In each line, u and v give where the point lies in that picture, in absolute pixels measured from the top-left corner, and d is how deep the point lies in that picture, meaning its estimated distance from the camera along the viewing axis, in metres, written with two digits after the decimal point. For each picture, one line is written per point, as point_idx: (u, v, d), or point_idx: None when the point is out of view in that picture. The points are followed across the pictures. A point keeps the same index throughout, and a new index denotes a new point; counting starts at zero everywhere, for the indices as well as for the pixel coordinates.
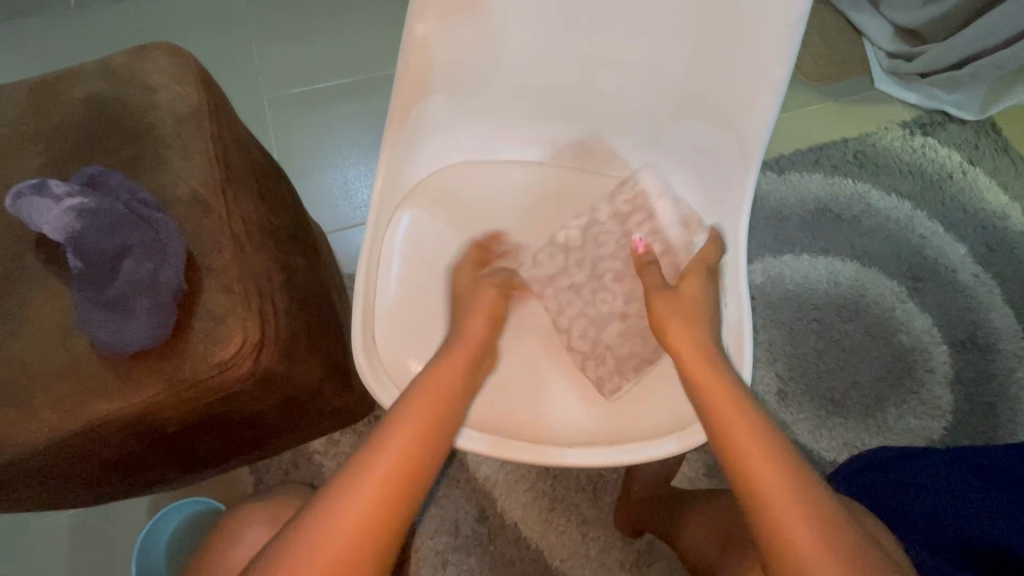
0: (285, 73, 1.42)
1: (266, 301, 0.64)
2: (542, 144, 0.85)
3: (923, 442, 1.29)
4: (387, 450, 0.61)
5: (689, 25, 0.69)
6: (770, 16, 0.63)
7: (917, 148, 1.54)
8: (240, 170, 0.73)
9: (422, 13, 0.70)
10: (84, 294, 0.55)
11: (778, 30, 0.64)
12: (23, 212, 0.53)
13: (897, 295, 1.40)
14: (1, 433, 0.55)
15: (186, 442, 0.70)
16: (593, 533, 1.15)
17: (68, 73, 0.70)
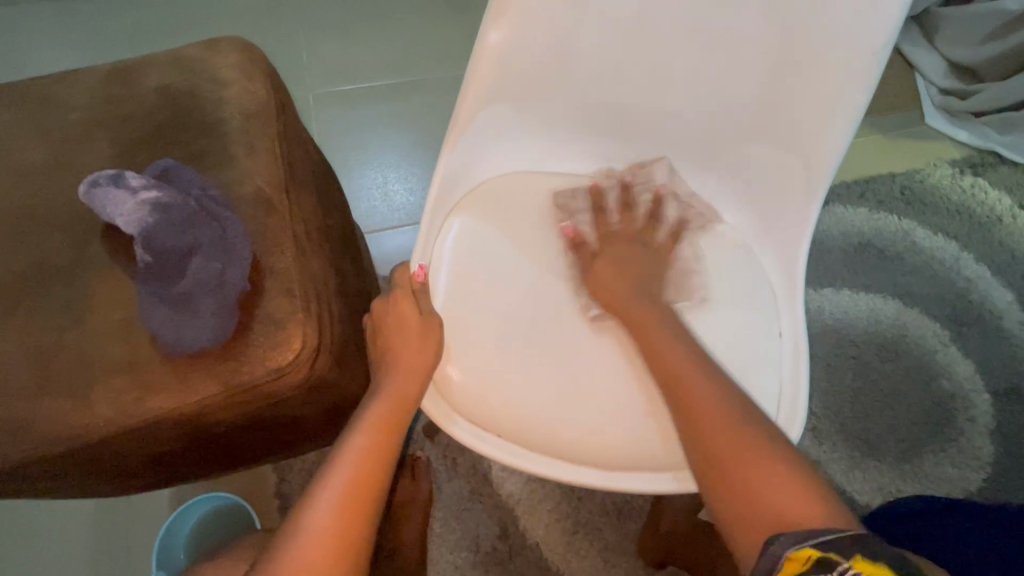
0: (332, 70, 1.41)
1: (323, 306, 0.63)
2: (596, 159, 0.81)
3: (960, 493, 1.24)
4: (345, 461, 0.60)
5: (775, 49, 0.65)
6: (858, 44, 0.62)
7: (966, 188, 1.50)
8: (300, 170, 0.72)
9: (496, 20, 0.65)
10: (149, 289, 0.54)
11: (864, 59, 0.62)
12: (97, 203, 0.53)
13: (939, 338, 1.36)
14: (57, 424, 0.54)
15: (226, 442, 0.69)
16: (615, 560, 1.12)
17: (140, 62, 0.70)
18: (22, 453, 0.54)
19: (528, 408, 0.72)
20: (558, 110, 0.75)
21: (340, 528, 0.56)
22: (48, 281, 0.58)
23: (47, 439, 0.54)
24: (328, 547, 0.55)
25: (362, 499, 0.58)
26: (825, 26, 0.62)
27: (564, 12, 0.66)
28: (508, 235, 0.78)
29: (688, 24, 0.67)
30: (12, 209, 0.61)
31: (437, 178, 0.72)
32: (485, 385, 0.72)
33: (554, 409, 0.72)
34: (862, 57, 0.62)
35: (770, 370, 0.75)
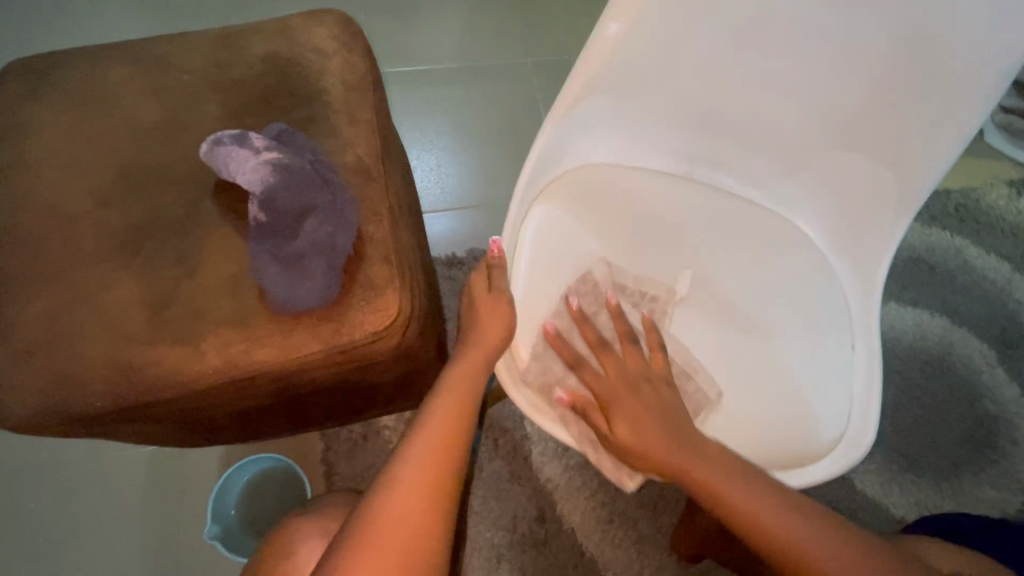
0: (394, 51, 1.42)
1: (414, 278, 0.64)
2: (676, 156, 0.81)
3: (998, 514, 1.23)
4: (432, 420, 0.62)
5: (887, 58, 0.62)
6: (977, 63, 0.58)
7: (1023, 210, 1.46)
8: (391, 143, 0.74)
9: (616, 11, 0.66)
10: (262, 246, 0.57)
11: (981, 80, 0.58)
12: (219, 159, 0.57)
13: (986, 358, 1.34)
14: (167, 369, 0.57)
15: (306, 402, 0.71)
16: (648, 552, 1.13)
17: (247, 29, 0.72)
18: (132, 395, 0.57)
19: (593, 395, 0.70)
20: (654, 103, 0.75)
21: (428, 481, 0.58)
22: (164, 234, 0.60)
23: (156, 383, 0.57)
24: (419, 497, 0.57)
25: (446, 456, 0.60)
26: (947, 40, 0.58)
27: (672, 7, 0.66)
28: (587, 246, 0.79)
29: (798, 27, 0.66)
30: (130, 163, 0.64)
31: (529, 157, 0.72)
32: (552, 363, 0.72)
33: None
34: (981, 79, 0.58)
35: (843, 384, 0.71)
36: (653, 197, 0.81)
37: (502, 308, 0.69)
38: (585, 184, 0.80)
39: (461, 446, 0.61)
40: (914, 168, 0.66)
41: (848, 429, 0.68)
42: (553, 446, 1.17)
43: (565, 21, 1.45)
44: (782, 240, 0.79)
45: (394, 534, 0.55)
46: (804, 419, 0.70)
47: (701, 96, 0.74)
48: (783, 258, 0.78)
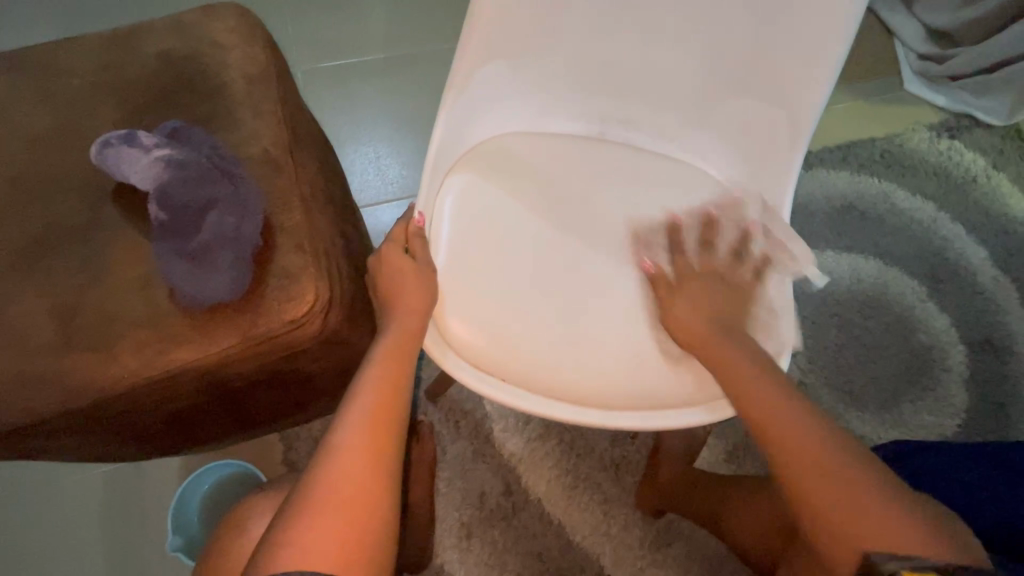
0: (319, 44, 1.40)
1: (333, 263, 0.65)
2: (588, 119, 0.83)
3: (937, 439, 1.31)
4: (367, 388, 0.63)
5: None
6: None
7: (943, 150, 1.53)
8: (302, 132, 0.73)
9: None
10: (166, 245, 0.57)
11: (844, 7, 0.63)
12: (111, 161, 0.56)
13: (917, 294, 1.41)
14: (83, 377, 0.57)
15: (241, 398, 0.72)
16: (614, 512, 1.16)
17: (140, 28, 0.71)
18: (50, 406, 0.57)
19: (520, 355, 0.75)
20: (554, 68, 0.77)
21: (368, 444, 0.59)
22: (66, 242, 0.60)
23: (74, 391, 0.57)
24: (361, 460, 0.58)
25: (384, 421, 0.62)
26: None
27: None
28: (506, 212, 0.80)
29: None
30: (26, 173, 0.63)
31: (437, 130, 0.74)
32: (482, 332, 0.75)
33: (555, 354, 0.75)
34: (844, 7, 0.63)
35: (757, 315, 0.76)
36: (569, 160, 0.82)
37: (427, 275, 0.72)
38: (500, 151, 0.82)
39: (400, 407, 0.63)
40: (801, 100, 0.70)
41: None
42: (513, 421, 1.20)
43: None
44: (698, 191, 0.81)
45: (339, 496, 0.56)
46: None
47: (600, 55, 0.76)
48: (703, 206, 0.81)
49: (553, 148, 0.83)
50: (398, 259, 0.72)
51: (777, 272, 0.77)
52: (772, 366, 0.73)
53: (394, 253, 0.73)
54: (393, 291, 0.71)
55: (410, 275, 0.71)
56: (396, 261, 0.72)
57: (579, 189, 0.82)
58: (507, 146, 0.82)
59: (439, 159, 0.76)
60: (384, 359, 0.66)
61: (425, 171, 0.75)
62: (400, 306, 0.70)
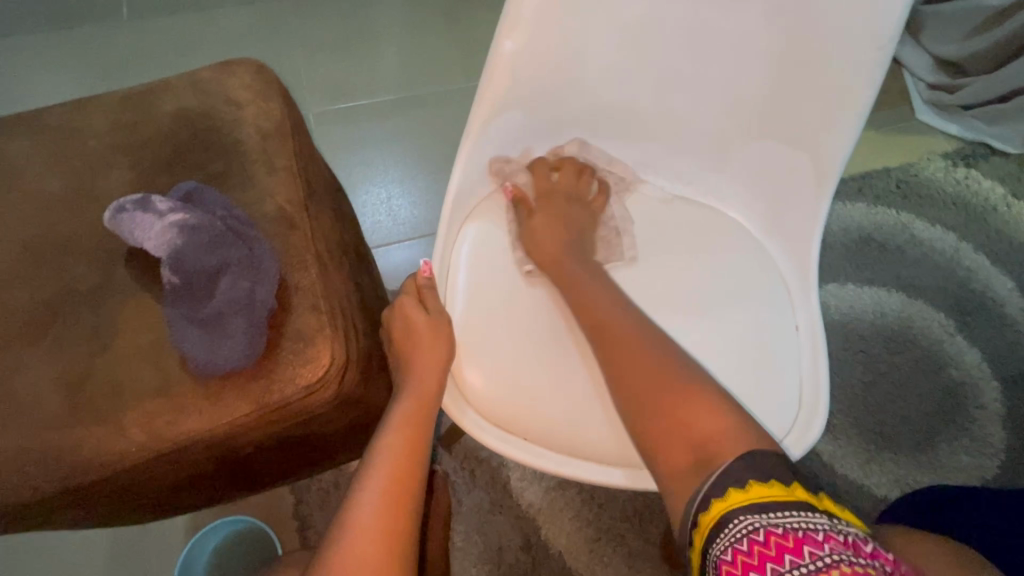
0: (330, 89, 1.40)
1: (349, 322, 0.63)
2: (607, 163, 0.82)
3: (977, 481, 1.24)
4: (378, 462, 0.60)
5: (782, 41, 0.65)
6: (862, 37, 0.61)
7: (960, 180, 1.50)
8: (316, 185, 0.72)
9: (508, 28, 0.66)
10: (178, 311, 0.55)
11: (870, 54, 0.61)
12: (124, 227, 0.55)
13: (944, 328, 1.37)
14: (89, 451, 0.55)
15: (251, 462, 0.69)
16: (639, 566, 1.10)
17: (156, 87, 0.71)
18: (52, 483, 0.54)
19: (541, 409, 0.71)
20: (570, 115, 0.76)
21: (384, 526, 0.56)
22: (76, 309, 0.59)
23: (79, 466, 0.55)
24: (375, 543, 0.55)
25: (398, 498, 0.58)
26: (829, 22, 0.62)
27: (571, 14, 0.66)
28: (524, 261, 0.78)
29: (693, 24, 0.67)
30: (37, 236, 0.62)
31: (451, 180, 0.73)
32: (500, 385, 0.72)
33: (577, 410, 0.72)
34: (868, 52, 0.62)
35: (787, 366, 0.73)
36: (589, 206, 0.81)
37: (443, 327, 0.69)
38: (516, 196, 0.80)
39: (416, 479, 0.60)
40: (826, 144, 0.68)
41: (799, 417, 0.69)
42: (531, 469, 1.15)
43: None
44: (719, 238, 0.79)
45: None
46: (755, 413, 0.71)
47: (616, 100, 0.74)
48: (727, 252, 0.78)
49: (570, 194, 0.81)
50: (413, 312, 0.70)
51: (808, 319, 0.73)
52: (809, 421, 0.69)
53: (410, 307, 0.70)
54: (409, 354, 0.69)
55: (426, 331, 0.69)
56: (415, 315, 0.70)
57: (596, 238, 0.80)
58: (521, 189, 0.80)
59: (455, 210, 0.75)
60: (397, 429, 0.63)
61: (441, 223, 0.73)
62: (417, 367, 0.67)
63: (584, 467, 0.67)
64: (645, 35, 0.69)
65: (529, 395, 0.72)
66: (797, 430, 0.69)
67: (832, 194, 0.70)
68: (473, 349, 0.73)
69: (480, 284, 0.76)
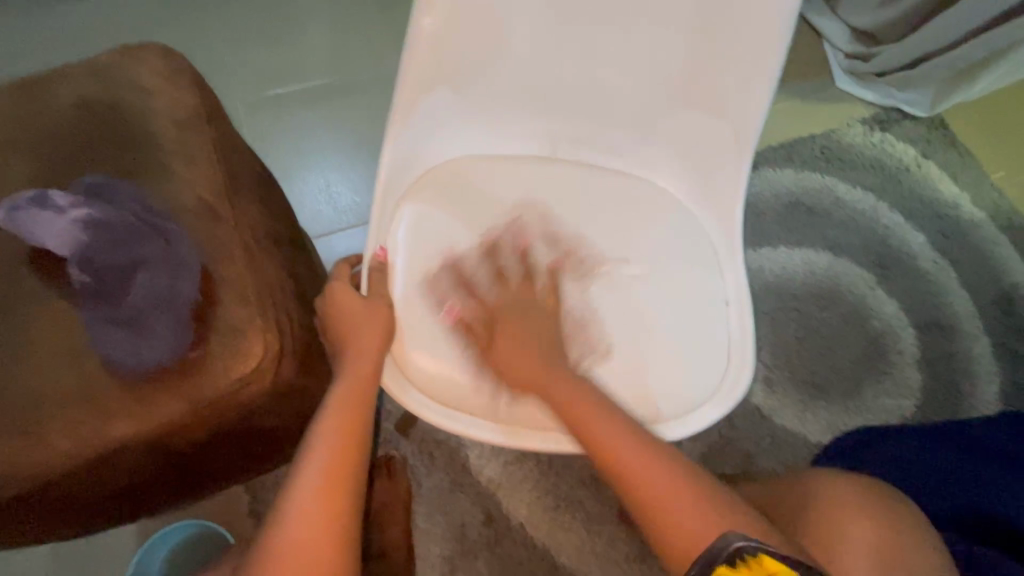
0: (258, 74, 1.34)
1: (283, 313, 0.62)
2: (541, 140, 0.82)
3: (897, 420, 1.36)
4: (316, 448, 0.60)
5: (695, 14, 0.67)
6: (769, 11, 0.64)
7: (877, 143, 1.61)
8: (240, 174, 0.69)
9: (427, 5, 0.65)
10: (92, 312, 0.53)
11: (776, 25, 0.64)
12: (22, 226, 0.52)
13: (867, 282, 1.47)
14: (8, 464, 0.52)
15: (194, 462, 0.67)
16: (598, 528, 1.15)
17: (54, 76, 0.66)
18: None
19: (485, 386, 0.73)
20: (498, 93, 0.76)
21: (322, 508, 0.56)
22: None
23: (0, 480, 0.52)
24: (316, 525, 0.55)
25: (339, 481, 0.58)
26: None
27: None
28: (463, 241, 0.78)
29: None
30: None
31: (381, 166, 0.72)
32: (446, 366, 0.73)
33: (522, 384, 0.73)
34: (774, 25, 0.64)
35: (718, 331, 0.76)
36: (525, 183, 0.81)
37: (381, 311, 0.69)
38: (451, 176, 0.80)
39: (358, 463, 0.60)
40: (743, 115, 0.71)
41: (728, 372, 0.74)
42: (489, 446, 1.17)
43: None
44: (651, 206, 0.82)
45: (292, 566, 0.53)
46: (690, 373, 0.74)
47: (543, 76, 0.75)
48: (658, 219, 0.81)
49: (501, 171, 0.81)
50: (346, 297, 0.69)
51: (734, 282, 0.77)
52: (737, 374, 0.73)
53: (344, 295, 0.69)
54: (347, 337, 0.67)
55: (361, 314, 0.68)
56: (348, 303, 0.69)
57: (534, 215, 0.80)
58: (457, 170, 0.81)
59: (387, 194, 0.74)
60: (337, 413, 0.62)
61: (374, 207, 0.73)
62: (355, 351, 0.66)
63: (530, 436, 0.70)
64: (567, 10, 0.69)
65: (473, 371, 0.73)
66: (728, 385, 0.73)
67: (750, 162, 0.73)
68: (416, 334, 0.73)
69: (418, 266, 0.76)
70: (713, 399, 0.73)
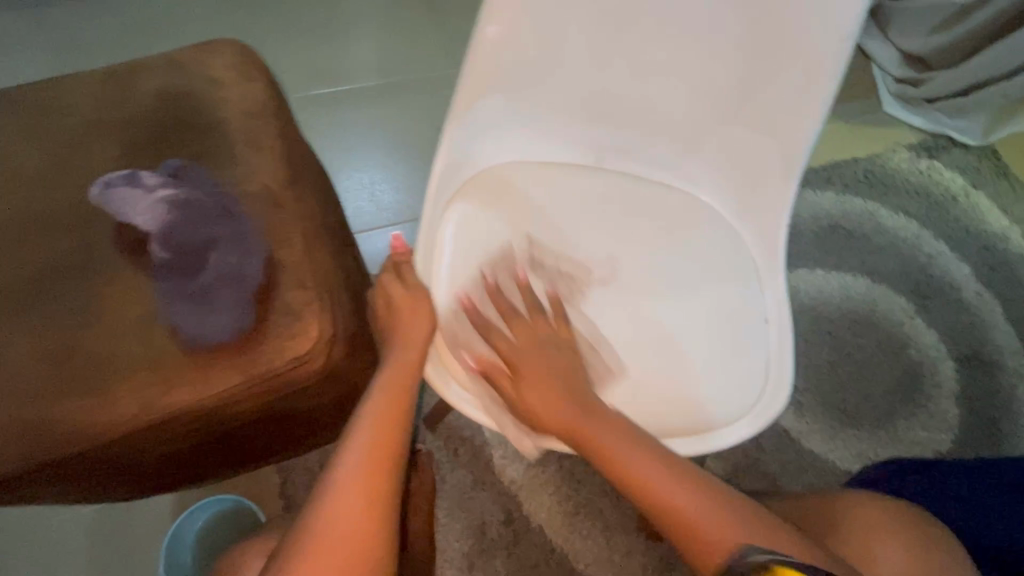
0: (312, 74, 1.40)
1: (336, 298, 0.65)
2: (587, 149, 0.84)
3: (931, 454, 1.32)
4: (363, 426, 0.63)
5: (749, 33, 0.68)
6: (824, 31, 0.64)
7: (923, 170, 1.57)
8: (301, 166, 0.73)
9: (490, 15, 0.69)
10: (168, 285, 0.57)
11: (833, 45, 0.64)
12: (112, 202, 0.56)
13: (905, 311, 1.44)
14: (80, 421, 0.56)
15: (240, 436, 0.71)
16: (617, 538, 1.15)
17: (138, 66, 0.71)
18: (46, 453, 0.56)
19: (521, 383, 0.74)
20: (551, 100, 0.79)
21: (366, 482, 0.59)
22: (63, 285, 0.59)
23: (71, 436, 0.56)
24: (360, 499, 0.58)
25: (383, 459, 0.61)
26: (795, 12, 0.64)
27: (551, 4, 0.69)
28: (506, 245, 0.80)
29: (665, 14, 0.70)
30: (24, 214, 0.62)
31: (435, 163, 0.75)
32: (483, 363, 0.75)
33: None
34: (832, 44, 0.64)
35: (755, 350, 0.76)
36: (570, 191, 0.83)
37: (422, 302, 0.71)
38: (499, 180, 0.82)
39: (401, 443, 0.63)
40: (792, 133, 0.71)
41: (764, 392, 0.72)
42: (512, 447, 1.18)
43: None
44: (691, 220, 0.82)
45: (336, 534, 0.56)
46: (723, 390, 0.74)
47: (595, 88, 0.77)
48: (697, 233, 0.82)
49: (548, 174, 0.84)
50: (393, 290, 0.72)
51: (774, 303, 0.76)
52: (775, 392, 0.71)
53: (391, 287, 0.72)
54: (396, 325, 0.70)
55: (410, 304, 0.71)
56: (395, 293, 0.72)
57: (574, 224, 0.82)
58: (505, 175, 0.83)
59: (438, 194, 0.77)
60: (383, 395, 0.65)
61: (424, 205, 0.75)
62: (403, 337, 0.69)
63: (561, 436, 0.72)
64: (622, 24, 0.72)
65: (505, 368, 0.75)
66: (763, 404, 0.72)
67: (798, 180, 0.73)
68: (456, 332, 0.75)
69: (462, 267, 0.78)
70: (747, 416, 0.71)
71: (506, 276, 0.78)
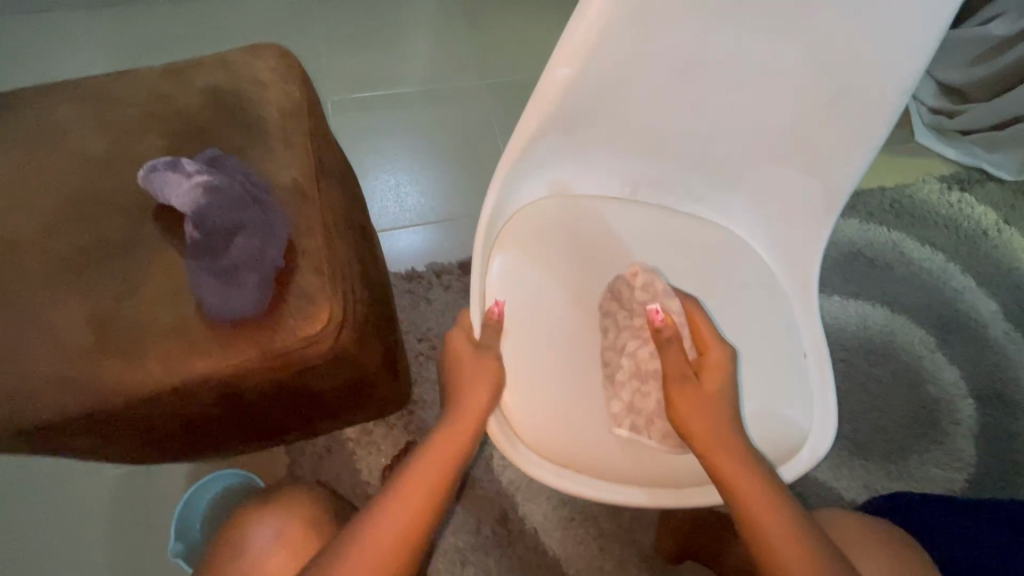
0: (350, 79, 1.48)
1: (349, 286, 0.69)
2: (623, 183, 0.83)
3: (943, 492, 1.29)
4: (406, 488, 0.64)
5: (814, 83, 0.67)
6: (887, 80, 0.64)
7: (953, 203, 1.54)
8: (329, 163, 0.79)
9: (561, 56, 0.65)
10: (197, 262, 0.62)
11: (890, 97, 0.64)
12: (155, 185, 0.63)
13: (926, 344, 1.41)
14: (113, 381, 0.62)
15: (254, 410, 0.76)
16: (610, 547, 1.16)
17: (191, 65, 0.78)
18: (82, 406, 0.62)
19: (576, 435, 0.73)
20: (609, 137, 0.77)
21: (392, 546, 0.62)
22: (108, 257, 0.66)
23: (104, 393, 0.62)
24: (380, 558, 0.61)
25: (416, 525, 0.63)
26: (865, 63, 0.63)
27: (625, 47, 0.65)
28: (545, 282, 0.79)
29: (737, 56, 0.67)
30: (80, 191, 0.69)
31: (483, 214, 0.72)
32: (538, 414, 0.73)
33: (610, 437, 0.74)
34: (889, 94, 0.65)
35: (801, 386, 0.76)
36: (612, 228, 0.82)
37: (491, 365, 0.70)
38: (538, 216, 0.81)
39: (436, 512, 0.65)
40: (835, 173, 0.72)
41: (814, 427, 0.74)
42: None
43: (513, 46, 1.53)
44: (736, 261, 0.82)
45: None
46: (772, 429, 0.74)
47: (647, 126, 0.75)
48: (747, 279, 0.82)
49: (592, 212, 0.82)
50: (461, 346, 0.71)
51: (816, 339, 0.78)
52: (822, 425, 0.73)
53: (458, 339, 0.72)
54: (461, 383, 0.70)
55: (472, 363, 0.70)
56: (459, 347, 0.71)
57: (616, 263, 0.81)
58: (545, 211, 0.81)
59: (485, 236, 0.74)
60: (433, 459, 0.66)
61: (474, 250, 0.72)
62: (464, 403, 0.69)
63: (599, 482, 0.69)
64: (691, 65, 0.68)
65: (566, 429, 0.73)
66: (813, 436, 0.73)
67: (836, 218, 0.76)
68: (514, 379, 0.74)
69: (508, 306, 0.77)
70: (801, 449, 0.73)
71: (544, 312, 0.78)
